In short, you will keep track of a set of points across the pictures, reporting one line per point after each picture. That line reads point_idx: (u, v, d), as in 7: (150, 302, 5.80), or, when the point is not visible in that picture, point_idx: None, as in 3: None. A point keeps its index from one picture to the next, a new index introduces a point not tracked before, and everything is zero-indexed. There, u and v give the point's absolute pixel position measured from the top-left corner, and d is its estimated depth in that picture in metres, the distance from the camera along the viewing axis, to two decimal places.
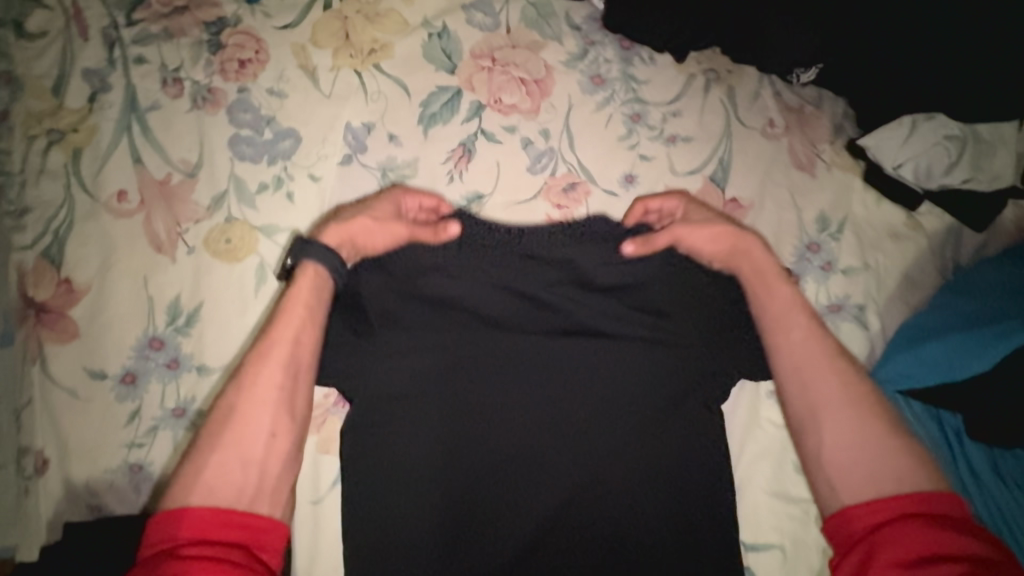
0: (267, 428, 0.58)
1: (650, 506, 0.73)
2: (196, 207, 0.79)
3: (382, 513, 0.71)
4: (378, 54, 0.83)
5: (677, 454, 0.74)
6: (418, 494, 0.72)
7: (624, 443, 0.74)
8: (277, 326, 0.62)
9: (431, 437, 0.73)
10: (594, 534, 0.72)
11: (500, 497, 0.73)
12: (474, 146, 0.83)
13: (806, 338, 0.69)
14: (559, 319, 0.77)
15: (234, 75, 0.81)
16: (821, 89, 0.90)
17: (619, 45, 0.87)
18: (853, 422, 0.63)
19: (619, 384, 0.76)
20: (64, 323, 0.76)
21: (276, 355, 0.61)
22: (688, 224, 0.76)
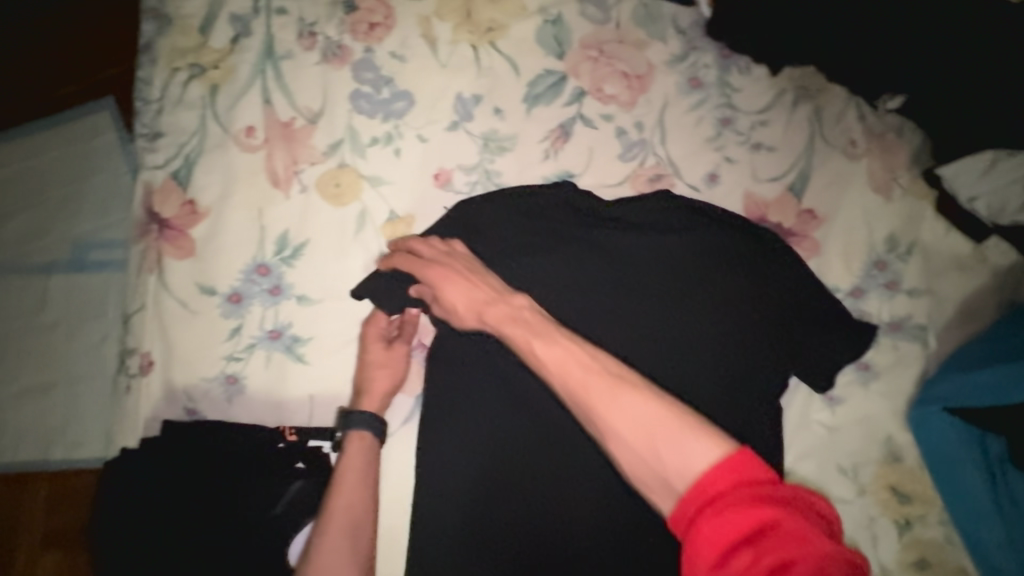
0: None
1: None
2: (313, 150, 0.85)
3: (449, 450, 0.79)
4: (494, 32, 0.89)
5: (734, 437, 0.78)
6: (481, 436, 0.78)
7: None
8: (337, 497, 0.72)
9: (499, 391, 0.79)
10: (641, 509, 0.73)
11: (549, 460, 0.76)
12: (572, 129, 0.89)
13: (640, 410, 0.52)
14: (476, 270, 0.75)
15: (363, 36, 0.87)
16: (904, 118, 0.93)
17: (718, 53, 0.92)
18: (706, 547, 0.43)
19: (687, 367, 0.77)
20: (183, 240, 0.82)
21: (346, 537, 0.70)
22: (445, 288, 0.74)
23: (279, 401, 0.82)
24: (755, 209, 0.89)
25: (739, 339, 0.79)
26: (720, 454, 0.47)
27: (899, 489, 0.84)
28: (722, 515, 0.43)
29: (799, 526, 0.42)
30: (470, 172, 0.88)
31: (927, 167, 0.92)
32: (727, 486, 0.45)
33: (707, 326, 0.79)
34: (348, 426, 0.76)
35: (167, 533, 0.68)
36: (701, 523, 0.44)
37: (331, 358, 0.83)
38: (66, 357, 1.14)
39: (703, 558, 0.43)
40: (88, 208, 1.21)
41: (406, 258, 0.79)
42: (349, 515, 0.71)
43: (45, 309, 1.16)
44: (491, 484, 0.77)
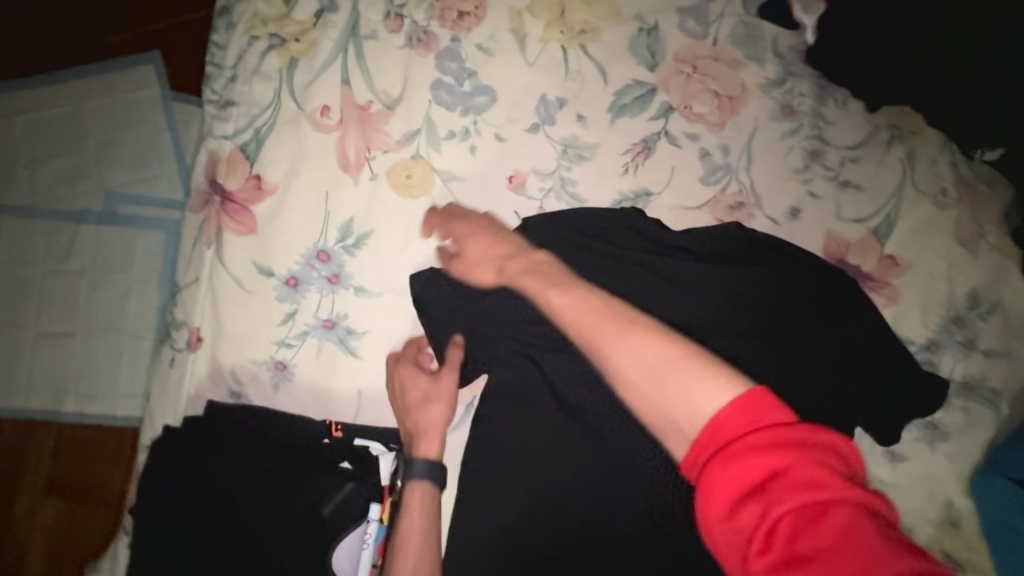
0: None
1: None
2: (387, 138, 0.82)
3: (489, 467, 0.70)
4: (587, 35, 0.85)
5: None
6: (523, 464, 0.69)
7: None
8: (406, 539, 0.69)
9: (552, 407, 0.71)
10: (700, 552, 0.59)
11: (599, 497, 0.65)
12: (655, 145, 0.85)
13: (622, 342, 0.53)
14: (524, 266, 0.71)
15: (451, 24, 0.84)
16: (996, 172, 0.90)
17: (816, 82, 0.88)
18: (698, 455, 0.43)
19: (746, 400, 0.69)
20: (245, 216, 0.80)
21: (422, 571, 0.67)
22: (471, 244, 0.76)
23: (326, 393, 0.79)
24: (835, 249, 0.85)
25: (813, 385, 0.72)
26: (735, 398, 0.43)
27: (953, 556, 0.81)
28: (732, 461, 0.39)
29: (811, 470, 0.38)
30: (545, 178, 0.84)
31: (1015, 226, 0.89)
32: (740, 428, 0.41)
33: (782, 362, 0.72)
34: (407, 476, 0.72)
35: (196, 532, 0.66)
36: (710, 469, 0.40)
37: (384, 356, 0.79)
38: (90, 311, 1.11)
39: (713, 505, 0.39)
40: (126, 159, 1.17)
41: (476, 238, 0.76)
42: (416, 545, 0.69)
43: (73, 258, 1.13)
44: (527, 518, 0.67)
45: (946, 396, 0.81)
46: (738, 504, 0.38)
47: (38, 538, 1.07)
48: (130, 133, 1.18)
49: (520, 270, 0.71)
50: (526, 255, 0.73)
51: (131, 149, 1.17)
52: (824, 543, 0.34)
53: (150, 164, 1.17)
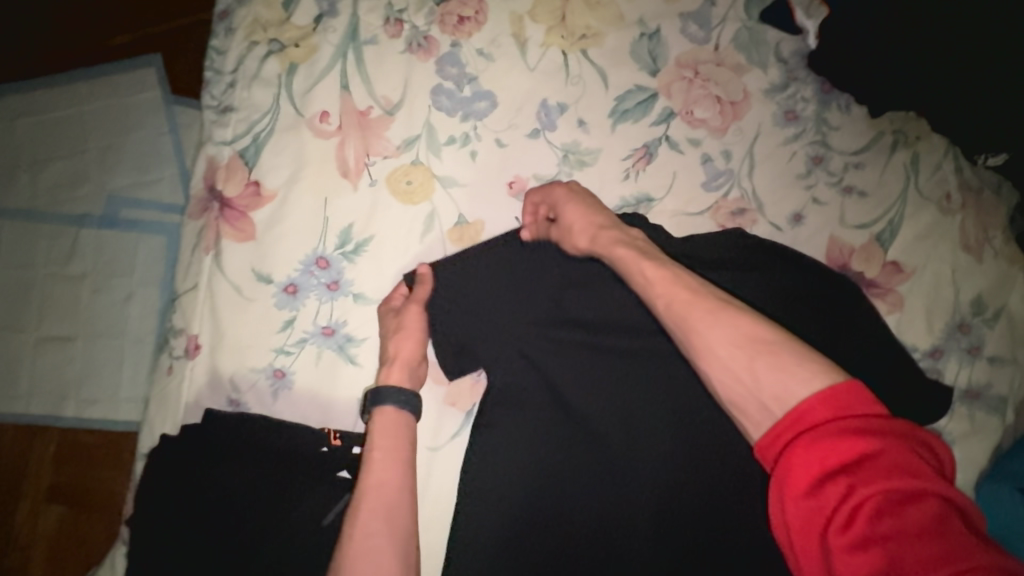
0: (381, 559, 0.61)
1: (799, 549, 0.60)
2: (387, 143, 0.81)
3: (494, 478, 0.68)
4: (588, 40, 0.85)
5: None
6: (527, 468, 0.68)
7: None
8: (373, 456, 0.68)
9: (551, 413, 0.70)
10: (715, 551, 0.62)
11: (605, 501, 0.65)
12: (657, 151, 0.85)
13: (671, 291, 0.60)
14: (615, 236, 0.71)
15: (451, 29, 0.83)
16: (1000, 177, 0.89)
17: (819, 87, 0.88)
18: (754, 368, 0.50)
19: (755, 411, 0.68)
20: (244, 222, 0.79)
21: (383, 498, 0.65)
22: (569, 214, 0.76)
23: (326, 401, 0.78)
24: (839, 255, 0.84)
25: None
26: (821, 390, 0.45)
27: None
28: (817, 445, 0.42)
29: (894, 461, 0.40)
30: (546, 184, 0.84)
31: (1020, 231, 0.88)
32: (824, 417, 0.43)
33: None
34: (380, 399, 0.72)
35: (196, 543, 0.65)
36: (793, 450, 0.43)
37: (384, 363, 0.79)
38: (93, 315, 1.11)
39: (792, 485, 0.42)
40: (126, 163, 1.17)
41: (571, 209, 0.76)
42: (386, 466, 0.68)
43: (74, 262, 1.12)
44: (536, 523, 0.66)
45: (952, 404, 0.80)
46: (819, 485, 0.41)
47: (40, 543, 1.06)
48: (130, 138, 1.18)
49: (609, 241, 0.71)
50: (621, 229, 0.73)
51: (130, 153, 1.17)
52: (907, 526, 0.36)
53: (150, 168, 1.17)
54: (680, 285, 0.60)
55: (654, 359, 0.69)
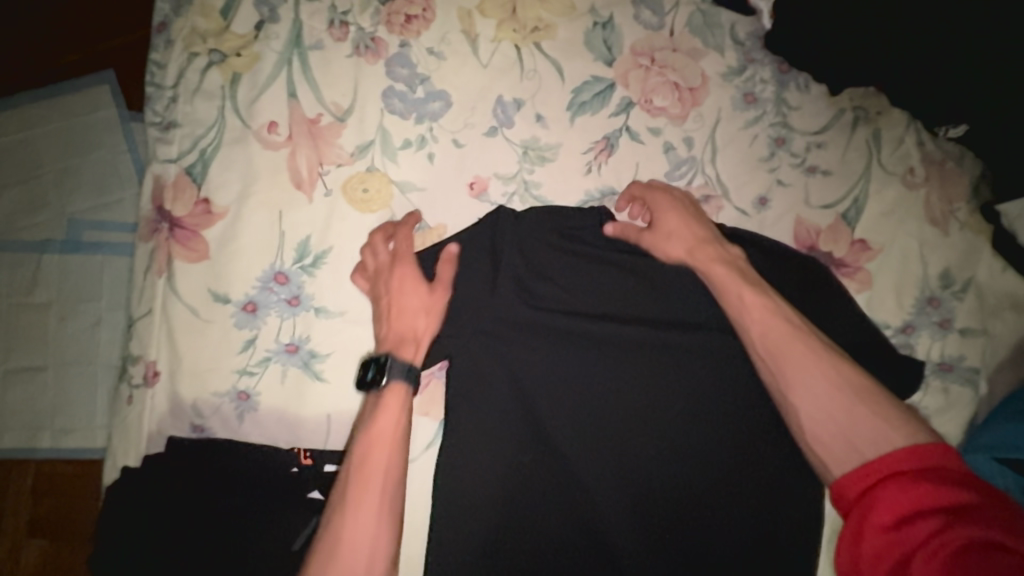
0: (367, 559, 0.60)
1: (743, 509, 0.69)
2: (340, 151, 0.79)
3: (469, 479, 0.70)
4: (541, 33, 0.83)
5: (774, 473, 0.70)
6: (502, 462, 0.71)
7: (735, 468, 0.71)
8: (371, 456, 0.65)
9: (518, 412, 0.72)
10: (676, 520, 0.70)
11: (574, 484, 0.72)
12: (617, 142, 0.83)
13: (763, 321, 0.69)
14: (713, 251, 0.74)
15: (399, 29, 0.81)
16: (963, 147, 0.89)
17: (776, 67, 0.86)
18: (829, 403, 0.64)
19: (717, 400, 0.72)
20: (195, 242, 0.76)
21: (381, 490, 0.63)
22: (676, 223, 0.77)
23: (294, 420, 0.76)
24: (806, 236, 0.84)
25: None
26: (910, 446, 0.57)
27: None
28: (901, 489, 0.54)
29: (991, 513, 0.50)
30: (507, 182, 0.82)
31: (984, 201, 0.88)
32: (908, 467, 0.56)
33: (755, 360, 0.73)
34: (387, 375, 0.69)
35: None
36: (879, 490, 0.56)
37: (350, 376, 0.76)
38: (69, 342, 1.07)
39: (877, 514, 0.54)
40: (83, 185, 1.12)
41: (670, 215, 0.77)
42: (384, 453, 0.65)
43: (32, 291, 1.08)
44: (520, 515, 0.70)
45: (924, 378, 0.80)
46: (901, 522, 0.52)
47: None
48: (80, 158, 1.13)
49: (707, 256, 0.74)
50: (721, 245, 0.76)
51: (82, 174, 1.12)
52: (989, 557, 0.46)
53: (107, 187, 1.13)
54: (784, 320, 0.68)
55: (622, 350, 0.74)
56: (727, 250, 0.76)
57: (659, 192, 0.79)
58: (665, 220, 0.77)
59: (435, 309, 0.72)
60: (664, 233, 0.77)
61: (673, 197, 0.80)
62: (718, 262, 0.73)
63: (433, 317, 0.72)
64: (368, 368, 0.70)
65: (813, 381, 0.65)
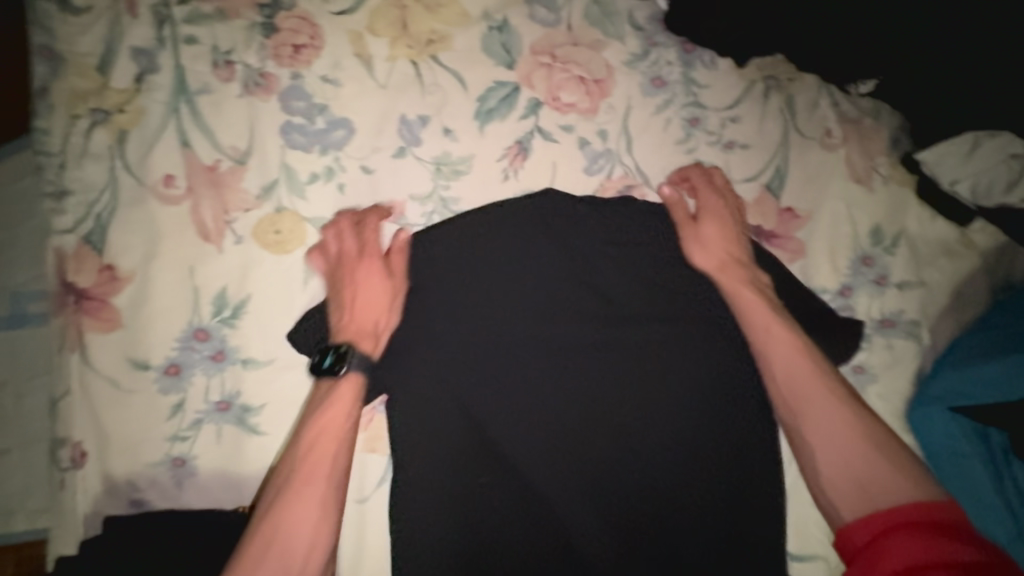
0: (308, 545, 0.59)
1: (697, 489, 0.72)
2: (245, 195, 0.76)
3: (422, 505, 0.69)
4: (436, 45, 0.81)
5: (722, 454, 0.73)
6: (450, 481, 0.70)
7: (687, 454, 0.73)
8: (318, 442, 0.64)
9: (462, 427, 0.72)
10: (633, 508, 0.72)
11: (531, 495, 0.71)
12: (531, 145, 0.82)
13: (788, 355, 0.71)
14: (744, 274, 0.77)
15: (288, 61, 0.78)
16: (878, 101, 0.89)
17: (681, 47, 0.85)
18: (844, 443, 0.65)
19: (660, 381, 0.75)
20: (107, 311, 0.73)
21: (326, 477, 0.62)
22: (699, 229, 0.79)
23: (236, 479, 0.73)
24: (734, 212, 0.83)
25: (710, 352, 0.76)
26: (914, 499, 0.59)
27: None
28: (904, 542, 0.54)
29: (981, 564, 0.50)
30: (424, 202, 0.80)
31: (905, 152, 0.87)
32: (916, 515, 0.57)
33: (699, 336, 0.77)
34: (346, 365, 0.66)
35: None
36: (885, 541, 0.56)
37: (288, 425, 0.74)
38: (9, 423, 0.99)
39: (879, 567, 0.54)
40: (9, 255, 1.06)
41: (711, 223, 0.79)
42: (335, 439, 0.64)
43: None
44: (481, 539, 0.69)
45: (863, 337, 0.81)
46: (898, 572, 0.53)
47: None
48: None
49: (738, 278, 0.77)
50: (754, 270, 0.78)
51: None
52: None
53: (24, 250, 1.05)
54: (802, 354, 0.71)
55: (557, 352, 0.76)
56: (750, 271, 0.78)
57: (708, 186, 0.81)
58: (710, 229, 0.79)
59: (399, 300, 0.74)
60: (704, 238, 0.79)
61: (721, 201, 0.81)
62: (744, 283, 0.77)
63: (398, 308, 0.74)
64: (326, 356, 0.67)
65: (828, 413, 0.67)
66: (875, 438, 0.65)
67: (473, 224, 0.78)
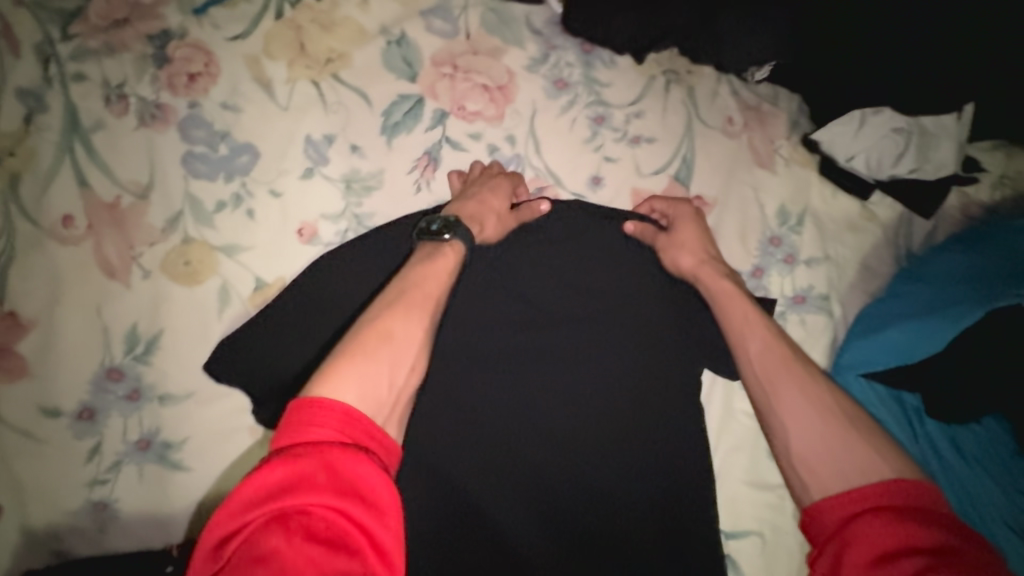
0: (405, 380, 0.55)
1: (632, 475, 0.73)
2: (151, 229, 0.75)
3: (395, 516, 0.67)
4: (335, 63, 0.81)
5: (649, 439, 0.75)
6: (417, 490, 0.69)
7: (621, 442, 0.75)
8: (423, 285, 0.62)
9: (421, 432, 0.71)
10: (580, 500, 0.72)
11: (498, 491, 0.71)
12: (439, 155, 0.82)
13: (766, 342, 0.66)
14: (716, 270, 0.76)
15: (183, 90, 0.77)
16: (778, 86, 0.93)
17: (579, 48, 0.87)
18: (813, 420, 0.59)
19: (598, 379, 0.77)
20: (9, 360, 0.70)
21: (422, 302, 0.60)
22: (674, 236, 0.79)
23: (165, 515, 0.73)
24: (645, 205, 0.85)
25: (632, 341, 0.78)
26: (892, 480, 0.50)
27: None
28: (881, 526, 0.46)
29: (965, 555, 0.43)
30: (337, 220, 0.80)
31: (804, 133, 0.91)
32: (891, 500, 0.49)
33: (635, 330, 0.78)
34: (451, 232, 0.68)
35: None
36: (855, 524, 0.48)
37: (215, 456, 0.75)
38: None
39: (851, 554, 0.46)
40: None
41: (683, 228, 0.80)
42: (434, 298, 0.62)
43: None
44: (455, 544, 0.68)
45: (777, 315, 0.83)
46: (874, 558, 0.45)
47: None
48: None
49: (705, 274, 0.76)
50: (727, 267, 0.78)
51: None
52: None
53: None
54: (780, 344, 0.65)
55: (507, 351, 0.76)
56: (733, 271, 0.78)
57: (683, 204, 0.81)
58: (682, 233, 0.79)
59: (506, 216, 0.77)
60: (675, 244, 0.79)
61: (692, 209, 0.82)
62: (721, 281, 0.75)
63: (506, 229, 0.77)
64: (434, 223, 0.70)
65: (802, 401, 0.60)
66: (852, 422, 0.58)
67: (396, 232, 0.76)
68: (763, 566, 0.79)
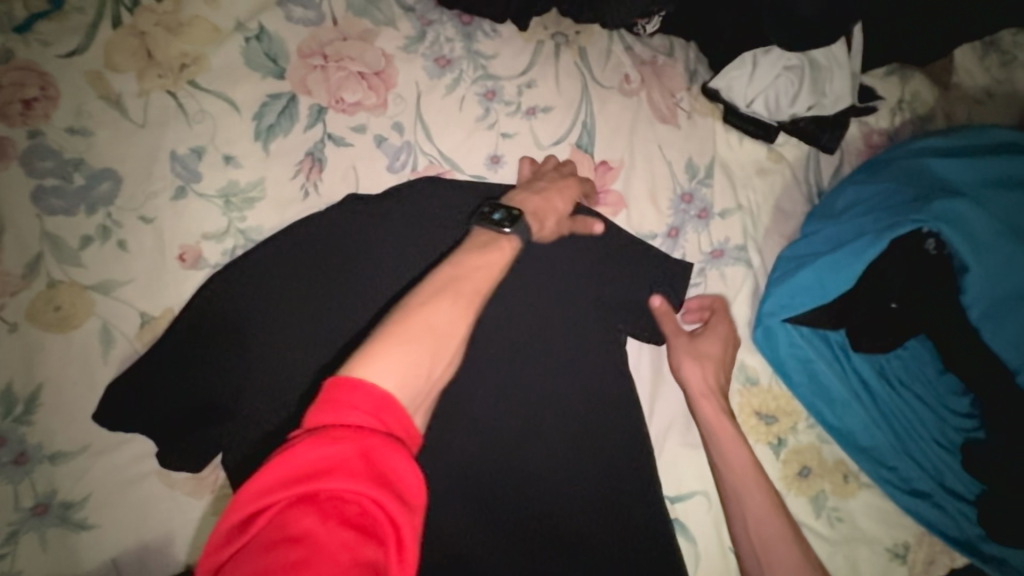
0: (440, 371, 0.49)
1: (567, 457, 0.70)
2: (7, 277, 0.68)
3: None
4: (192, 69, 0.74)
5: (581, 416, 0.72)
6: None
7: (557, 426, 0.71)
8: (468, 267, 0.57)
9: None
10: (525, 492, 0.68)
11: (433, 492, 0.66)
12: (324, 154, 0.77)
13: (733, 446, 0.76)
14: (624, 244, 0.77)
15: (20, 119, 0.69)
16: (671, 37, 0.90)
17: (458, 21, 0.83)
18: (779, 543, 0.70)
19: (527, 362, 0.71)
20: None
21: (469, 290, 0.55)
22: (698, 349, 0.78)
23: None
24: None
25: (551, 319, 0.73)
26: None
27: (764, 411, 0.83)
28: None
29: None
30: (221, 240, 0.74)
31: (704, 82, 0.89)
32: None
33: (556, 304, 0.73)
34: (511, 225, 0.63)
35: None
36: None
37: (124, 507, 0.70)
38: None
39: None
40: None
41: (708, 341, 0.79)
42: (481, 287, 0.56)
43: None
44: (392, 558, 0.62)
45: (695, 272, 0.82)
46: None
47: None
48: None
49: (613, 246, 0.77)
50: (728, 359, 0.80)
51: None
52: None
53: None
54: (745, 450, 0.75)
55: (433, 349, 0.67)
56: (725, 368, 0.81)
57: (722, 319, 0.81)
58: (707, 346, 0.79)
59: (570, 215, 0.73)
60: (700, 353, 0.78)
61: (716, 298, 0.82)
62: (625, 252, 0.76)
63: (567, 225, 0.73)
64: (497, 211, 0.65)
65: (774, 530, 0.71)
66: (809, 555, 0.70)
67: (294, 243, 0.70)
68: (712, 524, 0.79)
